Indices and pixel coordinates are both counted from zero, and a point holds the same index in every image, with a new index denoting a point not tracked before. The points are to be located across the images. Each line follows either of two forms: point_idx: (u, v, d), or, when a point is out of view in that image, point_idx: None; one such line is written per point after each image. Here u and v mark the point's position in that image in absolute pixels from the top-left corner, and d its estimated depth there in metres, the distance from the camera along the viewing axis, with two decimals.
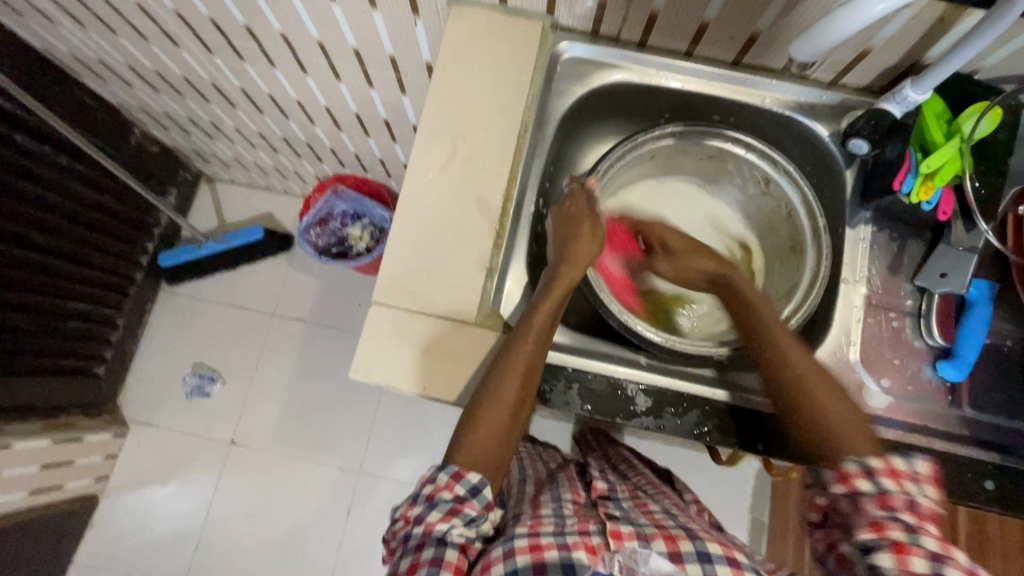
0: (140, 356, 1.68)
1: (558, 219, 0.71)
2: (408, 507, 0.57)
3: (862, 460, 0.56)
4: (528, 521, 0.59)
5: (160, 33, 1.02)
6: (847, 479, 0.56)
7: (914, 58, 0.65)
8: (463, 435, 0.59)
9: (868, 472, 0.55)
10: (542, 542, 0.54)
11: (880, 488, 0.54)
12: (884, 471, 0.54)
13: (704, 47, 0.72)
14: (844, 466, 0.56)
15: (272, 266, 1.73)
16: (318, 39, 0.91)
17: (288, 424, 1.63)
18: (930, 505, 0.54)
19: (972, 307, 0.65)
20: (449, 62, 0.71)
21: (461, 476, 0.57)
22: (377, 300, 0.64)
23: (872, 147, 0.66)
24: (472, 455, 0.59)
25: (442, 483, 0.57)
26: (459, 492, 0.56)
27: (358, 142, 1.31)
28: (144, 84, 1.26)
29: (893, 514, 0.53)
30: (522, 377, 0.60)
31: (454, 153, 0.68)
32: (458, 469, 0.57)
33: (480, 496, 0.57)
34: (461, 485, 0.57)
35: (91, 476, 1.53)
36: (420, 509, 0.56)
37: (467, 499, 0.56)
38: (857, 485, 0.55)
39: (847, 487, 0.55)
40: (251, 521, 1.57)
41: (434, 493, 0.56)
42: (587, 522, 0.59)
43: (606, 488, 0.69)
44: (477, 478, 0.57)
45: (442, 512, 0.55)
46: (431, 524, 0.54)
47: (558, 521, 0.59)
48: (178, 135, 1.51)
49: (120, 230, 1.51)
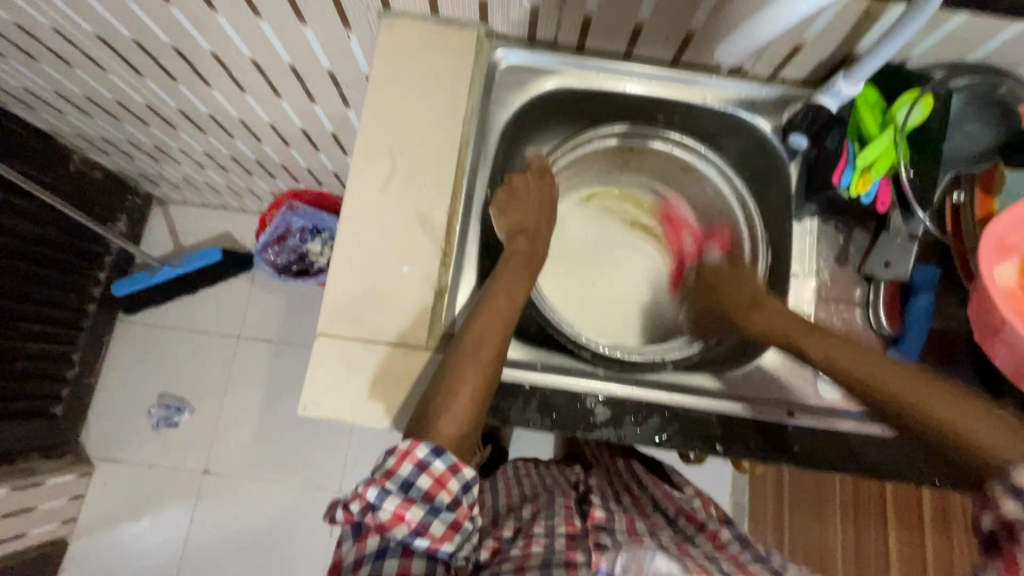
0: (101, 390, 1.61)
1: (492, 211, 0.69)
2: (402, 503, 0.50)
3: (1016, 472, 0.45)
4: (516, 553, 0.58)
5: (84, 57, 0.96)
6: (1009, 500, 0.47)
7: (846, 51, 0.65)
8: (439, 405, 0.56)
9: (1013, 489, 0.44)
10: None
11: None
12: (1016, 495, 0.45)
13: (641, 47, 0.71)
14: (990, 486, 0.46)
15: (233, 286, 1.68)
16: (251, 57, 0.88)
17: (263, 448, 1.59)
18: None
19: (915, 294, 0.66)
20: (384, 78, 0.68)
21: (457, 470, 0.53)
22: (322, 330, 0.62)
23: (810, 141, 0.68)
24: (452, 436, 0.56)
25: (438, 474, 0.52)
26: (454, 491, 0.53)
27: (309, 157, 1.27)
28: (77, 111, 1.20)
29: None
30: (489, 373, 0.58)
31: (395, 172, 0.66)
32: (456, 461, 0.53)
33: (469, 493, 0.54)
34: (456, 481, 0.53)
35: (57, 520, 1.47)
36: (422, 512, 0.50)
37: (461, 500, 0.53)
38: (1002, 506, 0.44)
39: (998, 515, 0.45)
40: (230, 550, 1.53)
41: (432, 491, 0.51)
42: (574, 551, 0.58)
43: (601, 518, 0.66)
44: (469, 474, 0.54)
45: (444, 525, 0.51)
46: (434, 538, 0.50)
47: (545, 552, 0.58)
48: (121, 159, 1.44)
49: (67, 262, 1.44)
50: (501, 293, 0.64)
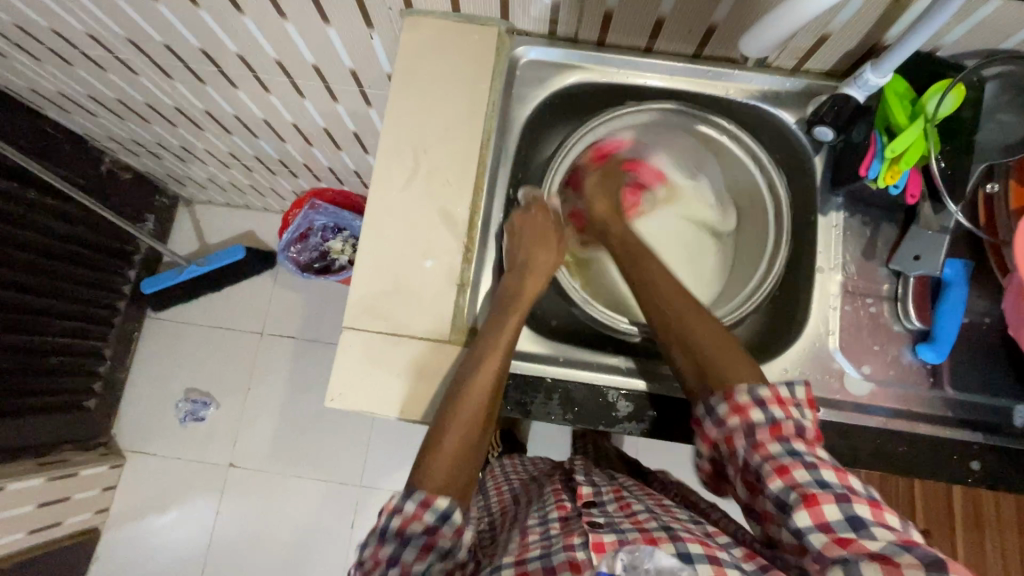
0: (131, 385, 1.66)
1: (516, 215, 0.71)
2: (377, 547, 0.52)
3: (754, 389, 0.55)
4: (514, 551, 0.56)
5: (116, 61, 0.99)
6: (741, 410, 0.55)
7: (874, 40, 0.64)
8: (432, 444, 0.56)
9: (760, 402, 0.54)
10: (528, 569, 0.52)
11: (771, 418, 0.53)
12: (773, 402, 0.54)
13: (662, 42, 0.71)
14: (735, 398, 0.55)
15: (257, 284, 1.72)
16: (275, 58, 0.90)
17: (285, 442, 1.62)
18: (814, 427, 0.54)
19: (948, 287, 0.65)
20: (406, 75, 0.69)
21: (428, 503, 0.52)
22: (347, 324, 0.63)
23: (837, 133, 0.66)
24: (449, 466, 0.55)
25: (410, 512, 0.51)
26: (428, 521, 0.52)
27: (330, 156, 1.29)
28: (108, 113, 1.24)
29: (788, 446, 0.51)
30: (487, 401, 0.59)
31: (418, 169, 0.67)
32: (426, 495, 0.52)
33: (450, 521, 0.52)
34: (429, 513, 0.52)
35: (90, 509, 1.52)
36: (393, 548, 0.51)
37: (439, 527, 0.52)
38: (751, 416, 0.54)
39: (740, 418, 0.54)
40: (254, 542, 1.57)
41: (403, 526, 0.51)
42: (572, 535, 0.56)
43: (591, 493, 0.64)
44: (445, 503, 0.52)
45: (418, 548, 0.51)
46: (408, 564, 0.51)
47: (545, 543, 0.56)
48: (150, 160, 1.48)
49: (99, 261, 1.49)
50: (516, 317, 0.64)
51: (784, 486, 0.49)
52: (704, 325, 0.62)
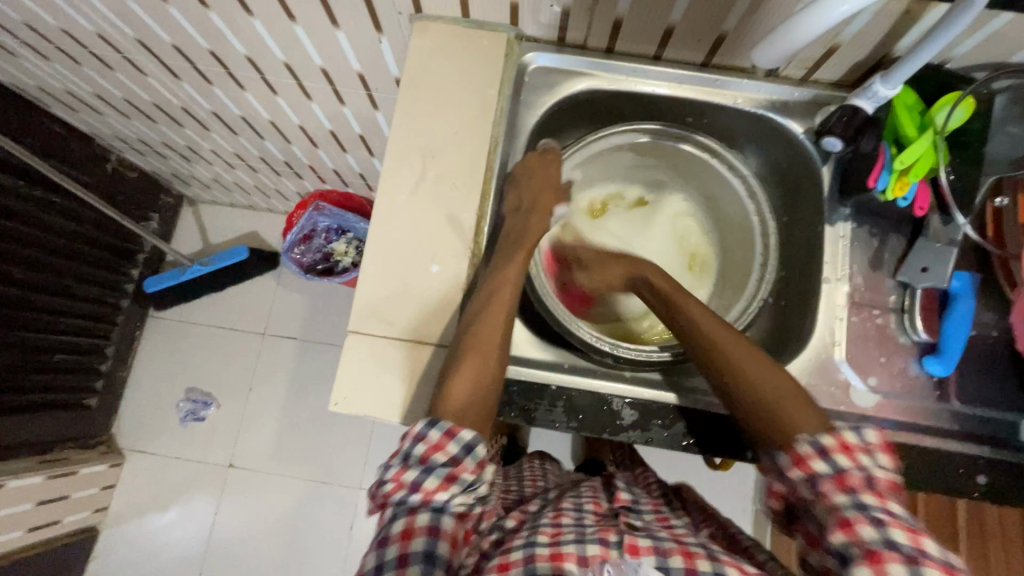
0: (132, 384, 1.66)
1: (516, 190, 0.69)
2: (400, 470, 0.53)
3: (815, 438, 0.53)
4: (547, 527, 0.56)
5: (125, 62, 1.00)
6: (803, 462, 0.53)
7: (884, 51, 0.64)
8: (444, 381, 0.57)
9: (822, 452, 0.52)
10: (563, 551, 0.52)
11: (835, 468, 0.51)
12: (837, 450, 0.52)
13: (671, 50, 0.71)
14: (798, 449, 0.54)
15: (260, 285, 1.72)
16: (284, 60, 0.90)
17: (285, 443, 1.62)
18: (886, 476, 0.51)
19: (955, 300, 0.64)
20: (415, 80, 0.69)
21: (453, 434, 0.54)
22: (352, 328, 0.63)
23: (846, 143, 0.65)
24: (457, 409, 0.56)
25: (434, 441, 0.53)
26: (451, 452, 0.53)
27: (336, 158, 1.30)
28: (115, 113, 1.24)
29: (855, 498, 0.49)
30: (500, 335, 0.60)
31: (425, 173, 0.67)
32: (451, 426, 0.54)
33: (473, 454, 0.54)
34: (455, 444, 0.53)
35: (89, 508, 1.51)
36: (415, 474, 0.52)
37: (461, 459, 0.53)
38: (813, 467, 0.52)
39: (806, 472, 0.52)
40: (253, 543, 1.56)
41: (427, 454, 0.53)
42: (607, 530, 0.56)
43: (629, 499, 0.65)
44: (470, 435, 0.54)
45: (440, 479, 0.52)
46: (429, 492, 0.51)
47: (578, 530, 0.56)
48: (155, 160, 1.49)
49: (102, 259, 1.49)
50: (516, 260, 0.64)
51: (846, 541, 0.47)
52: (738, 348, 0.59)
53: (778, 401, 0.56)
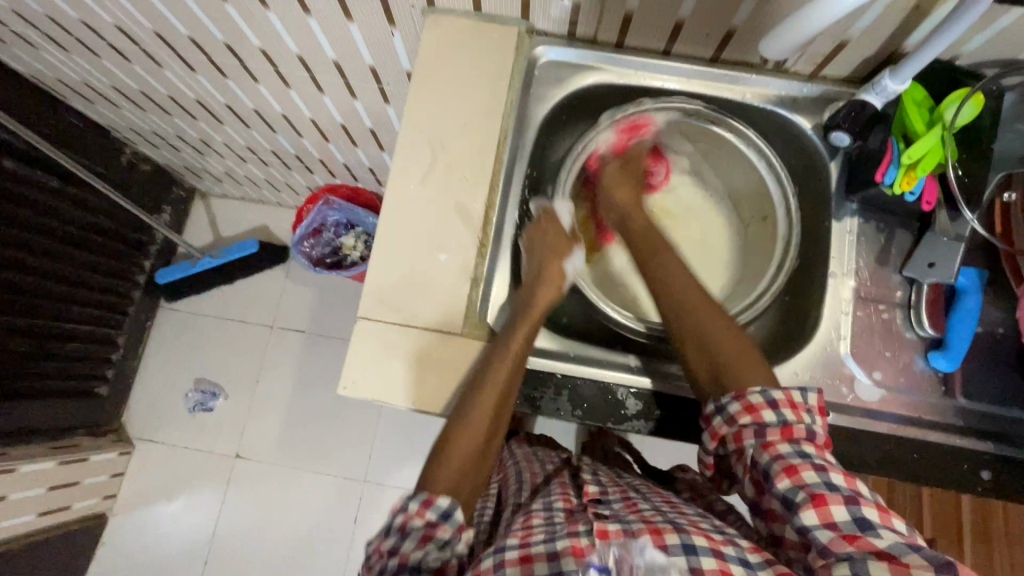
0: (142, 373, 1.69)
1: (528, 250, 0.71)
2: (380, 539, 0.52)
3: (768, 394, 0.55)
4: (517, 530, 0.56)
5: (142, 54, 1.02)
6: (754, 410, 0.54)
7: (893, 47, 0.64)
8: (438, 458, 0.57)
9: (780, 419, 0.54)
10: (533, 552, 0.52)
11: (782, 420, 0.53)
12: (788, 404, 0.54)
13: (681, 44, 0.71)
14: (756, 412, 0.55)
15: (269, 277, 1.74)
16: (297, 53, 0.91)
17: (291, 434, 1.64)
18: (823, 432, 0.54)
19: (961, 296, 0.65)
20: (427, 71, 0.70)
21: (431, 502, 0.52)
22: (361, 314, 0.64)
23: (853, 139, 0.66)
24: (455, 474, 0.55)
25: (412, 510, 0.52)
26: (429, 517, 0.52)
27: (346, 153, 1.31)
28: (130, 105, 1.26)
29: (797, 447, 0.52)
30: (492, 412, 0.59)
31: (435, 163, 0.68)
32: (428, 495, 0.53)
33: (452, 519, 0.52)
34: (432, 510, 0.52)
35: (98, 495, 1.54)
36: (392, 540, 0.51)
37: (439, 524, 0.51)
38: (779, 450, 0.52)
39: (752, 418, 0.54)
40: (258, 532, 1.58)
41: (404, 523, 0.51)
42: (575, 524, 0.56)
43: (597, 491, 0.65)
44: (447, 502, 0.52)
45: (415, 540, 0.51)
46: (405, 555, 0.51)
47: (549, 528, 0.56)
48: (169, 152, 1.51)
49: (116, 250, 1.52)
50: (521, 334, 0.63)
51: (792, 485, 0.49)
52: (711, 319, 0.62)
53: (736, 357, 0.59)
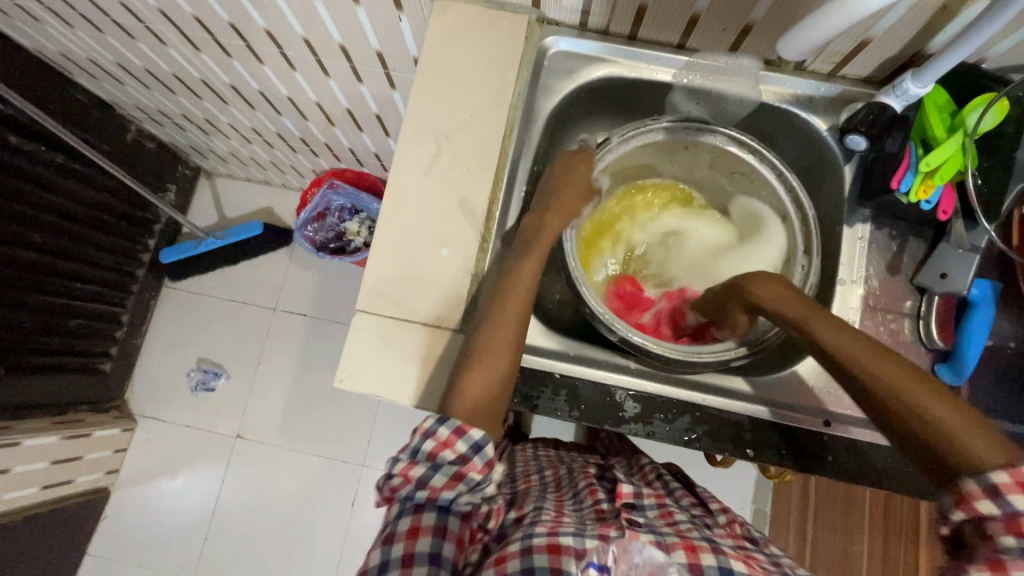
0: (145, 352, 1.70)
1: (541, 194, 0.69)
2: (407, 465, 0.53)
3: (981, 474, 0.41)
4: (546, 521, 0.57)
5: (145, 31, 1.00)
6: (979, 514, 0.42)
7: (916, 48, 0.62)
8: (457, 386, 0.57)
9: (989, 489, 0.40)
10: (561, 543, 0.53)
11: (1016, 515, 0.39)
12: (1015, 488, 0.39)
13: (696, 39, 0.69)
14: (961, 483, 0.42)
15: (272, 260, 1.73)
16: (302, 35, 0.89)
17: (292, 417, 1.65)
18: None
19: (973, 309, 0.63)
20: (433, 60, 0.69)
21: (463, 432, 0.53)
22: (360, 307, 0.63)
23: (869, 143, 0.64)
24: (468, 409, 0.56)
25: (444, 438, 0.52)
26: (461, 450, 0.52)
27: (351, 137, 1.29)
28: (135, 82, 1.25)
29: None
30: (511, 342, 0.60)
31: (438, 155, 0.67)
32: (460, 424, 0.53)
33: (482, 454, 0.53)
34: (463, 442, 0.52)
35: (101, 470, 1.56)
36: (422, 471, 0.52)
37: (470, 458, 0.52)
38: (977, 506, 0.41)
39: (969, 513, 0.41)
40: (258, 512, 1.60)
41: (435, 451, 0.52)
42: (607, 528, 0.57)
43: (631, 495, 0.67)
44: (479, 434, 0.53)
45: (447, 477, 0.52)
46: (436, 489, 0.52)
47: (579, 527, 0.58)
48: (174, 131, 1.50)
49: (120, 228, 1.51)
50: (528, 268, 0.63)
51: None
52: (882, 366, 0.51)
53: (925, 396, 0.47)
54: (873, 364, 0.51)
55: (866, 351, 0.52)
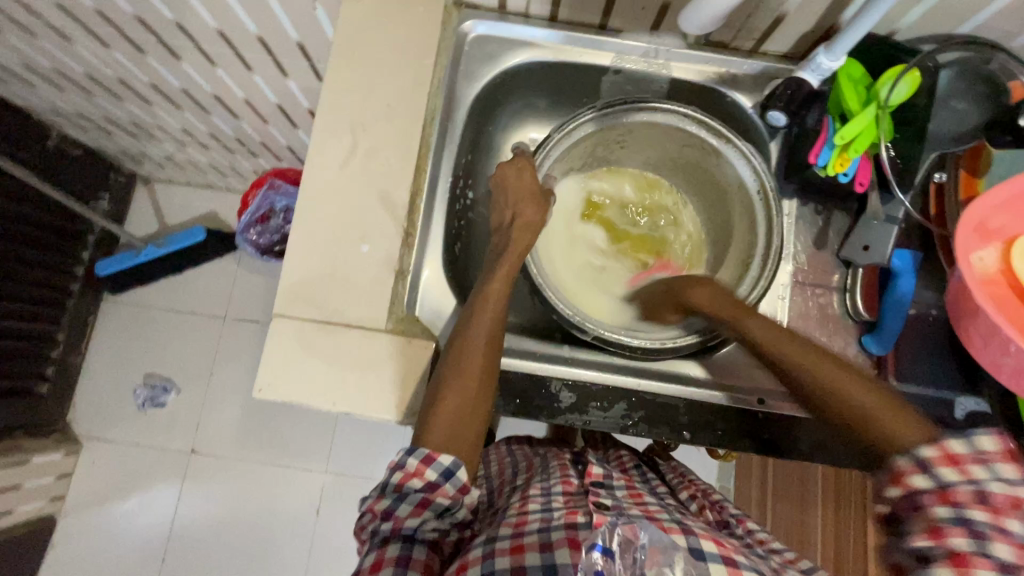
0: (87, 370, 1.61)
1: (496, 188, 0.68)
2: (376, 500, 0.53)
3: (912, 449, 0.45)
4: (513, 518, 0.55)
5: (47, 28, 0.93)
6: (900, 478, 0.45)
7: (829, 22, 0.62)
8: (430, 411, 0.54)
9: (923, 466, 0.44)
10: (525, 542, 0.51)
11: (940, 482, 0.43)
12: (942, 461, 0.43)
13: (617, 19, 0.68)
14: (895, 463, 0.46)
15: (220, 266, 1.66)
16: (216, 28, 0.84)
17: (249, 427, 1.59)
18: (1007, 492, 0.41)
19: (897, 279, 0.63)
20: (348, 46, 0.65)
21: (431, 460, 0.52)
22: (279, 311, 0.60)
23: (789, 118, 0.65)
24: (442, 435, 0.53)
25: (412, 468, 0.51)
26: (429, 478, 0.52)
27: (288, 135, 1.24)
28: (47, 84, 1.16)
29: (961, 512, 0.42)
30: (488, 345, 0.58)
31: (356, 147, 0.64)
32: (428, 452, 0.52)
33: (453, 480, 0.52)
34: (433, 470, 0.52)
35: (44, 498, 1.48)
36: (388, 503, 0.52)
37: (439, 485, 0.51)
38: (913, 484, 0.44)
39: (903, 489, 0.45)
40: (219, 528, 1.54)
41: (402, 482, 0.51)
42: (574, 514, 0.54)
43: (601, 474, 0.63)
44: (450, 460, 0.52)
45: (413, 505, 0.52)
46: (401, 520, 0.52)
47: (545, 516, 0.55)
48: (100, 136, 1.41)
49: (47, 241, 1.42)
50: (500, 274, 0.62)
51: (931, 544, 0.42)
52: (784, 344, 0.56)
53: (813, 374, 0.53)
54: (790, 353, 0.55)
55: (776, 335, 0.57)
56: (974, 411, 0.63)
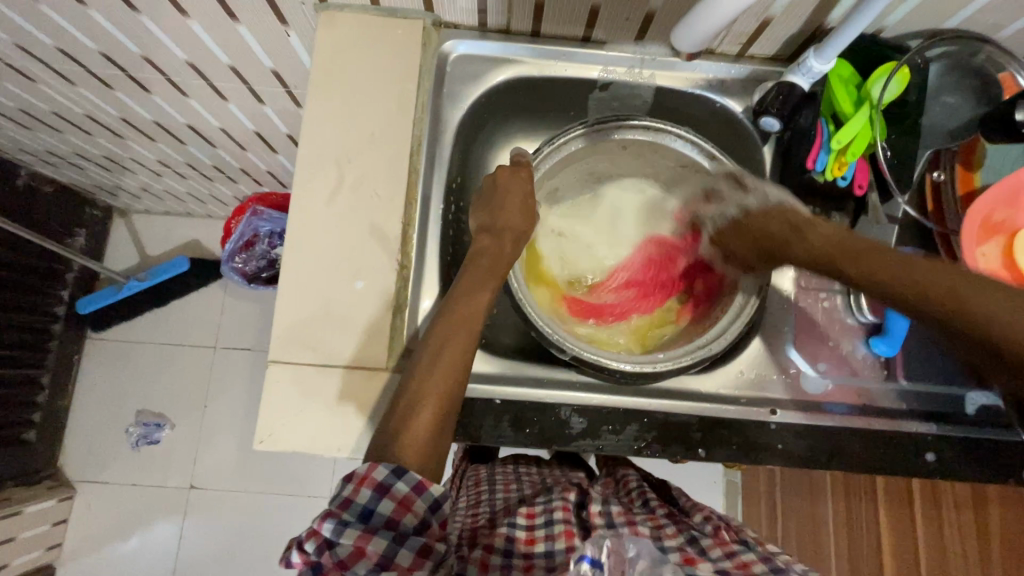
0: (76, 412, 1.57)
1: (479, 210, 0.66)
2: (362, 537, 0.46)
3: None
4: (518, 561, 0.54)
5: (9, 69, 0.89)
6: None
7: (816, 24, 0.61)
8: (400, 428, 0.51)
9: None
10: None
11: None
12: None
13: (602, 31, 0.66)
14: None
15: (206, 295, 1.63)
16: (186, 59, 0.81)
17: (247, 457, 1.56)
18: None
19: None
20: (325, 76, 0.63)
21: (423, 488, 0.48)
22: (275, 357, 0.58)
23: (782, 123, 0.63)
24: (417, 455, 0.50)
25: (401, 495, 0.47)
26: (420, 511, 0.47)
27: (268, 160, 1.21)
28: (12, 124, 1.12)
29: None
30: (462, 359, 0.55)
31: (342, 180, 0.62)
32: (420, 479, 0.48)
33: (441, 514, 0.48)
34: (424, 499, 0.48)
35: (40, 547, 1.43)
36: (383, 543, 0.46)
37: (432, 520, 0.48)
38: None
39: None
40: (223, 563, 1.51)
41: (396, 515, 0.46)
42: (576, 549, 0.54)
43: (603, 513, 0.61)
44: (441, 490, 0.48)
45: (412, 552, 0.46)
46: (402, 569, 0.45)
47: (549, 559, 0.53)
48: (72, 171, 1.37)
49: (24, 283, 1.38)
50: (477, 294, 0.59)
51: None
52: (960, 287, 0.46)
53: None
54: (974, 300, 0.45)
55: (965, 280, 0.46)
56: (986, 405, 0.63)
